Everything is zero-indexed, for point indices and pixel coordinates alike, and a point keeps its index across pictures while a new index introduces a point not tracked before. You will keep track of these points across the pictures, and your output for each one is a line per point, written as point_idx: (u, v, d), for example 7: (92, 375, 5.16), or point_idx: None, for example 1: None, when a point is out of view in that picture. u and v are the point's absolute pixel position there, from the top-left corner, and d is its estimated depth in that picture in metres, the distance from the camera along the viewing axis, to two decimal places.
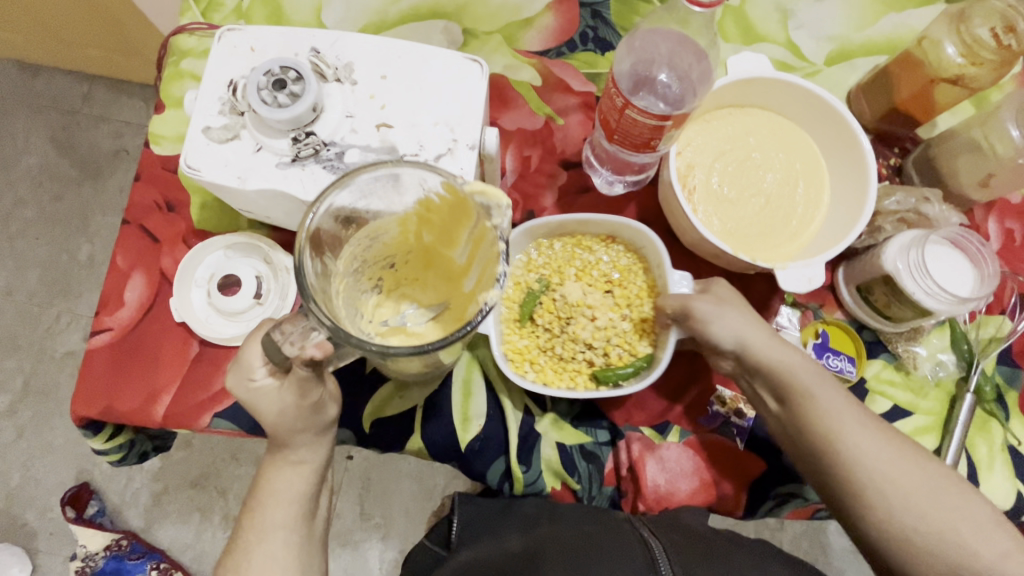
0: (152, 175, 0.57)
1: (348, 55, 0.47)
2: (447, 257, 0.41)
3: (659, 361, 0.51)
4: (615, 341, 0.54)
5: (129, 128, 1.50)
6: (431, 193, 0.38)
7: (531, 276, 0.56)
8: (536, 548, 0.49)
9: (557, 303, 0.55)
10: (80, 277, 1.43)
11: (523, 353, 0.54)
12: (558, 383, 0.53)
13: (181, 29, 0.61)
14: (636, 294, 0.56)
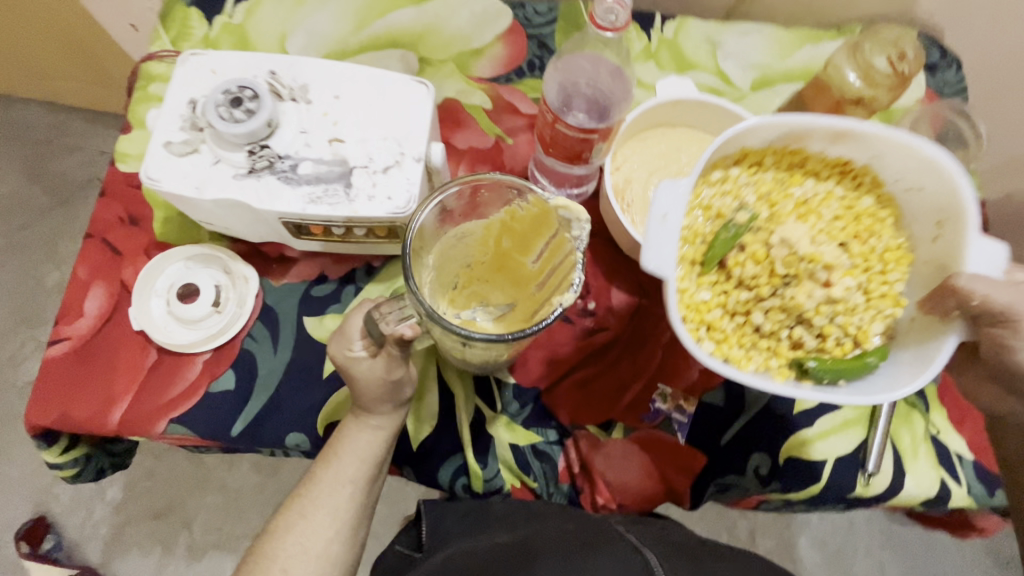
0: (116, 191, 0.59)
1: (303, 77, 0.51)
2: (519, 263, 0.50)
3: (927, 355, 0.40)
4: (854, 318, 0.44)
5: (102, 158, 1.52)
6: (518, 206, 0.48)
7: (704, 215, 0.45)
8: (526, 545, 0.46)
9: (759, 246, 0.44)
10: (47, 304, 1.42)
11: (707, 306, 0.44)
12: (743, 359, 0.44)
13: (150, 56, 0.65)
14: (888, 254, 0.45)
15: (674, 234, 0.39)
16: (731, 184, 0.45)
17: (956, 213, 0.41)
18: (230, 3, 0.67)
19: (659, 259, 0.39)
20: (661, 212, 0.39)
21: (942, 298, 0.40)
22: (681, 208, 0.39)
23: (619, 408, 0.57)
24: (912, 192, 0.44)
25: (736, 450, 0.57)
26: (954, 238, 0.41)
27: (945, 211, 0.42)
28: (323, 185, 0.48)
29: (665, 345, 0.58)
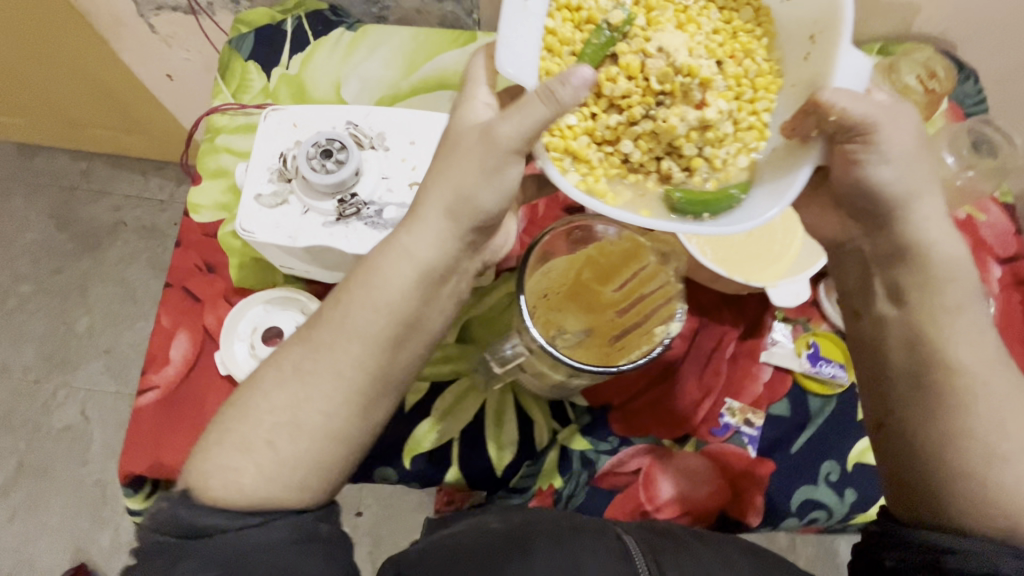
0: (192, 241, 0.62)
1: (379, 125, 0.54)
2: (596, 292, 0.53)
3: (785, 180, 0.39)
4: (714, 146, 0.43)
5: (126, 201, 1.53)
6: (608, 241, 0.53)
7: (575, 23, 0.44)
8: (520, 532, 0.46)
9: (631, 61, 0.42)
10: (77, 349, 1.42)
11: (574, 130, 0.42)
12: (604, 187, 0.42)
13: (214, 109, 0.68)
14: (757, 79, 0.44)
15: (535, 24, 0.40)
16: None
17: (831, 23, 0.39)
18: (286, 55, 0.71)
19: (514, 59, 0.39)
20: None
21: (806, 120, 0.40)
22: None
23: (689, 422, 0.59)
24: (795, 3, 0.42)
25: (806, 459, 0.59)
26: (825, 54, 0.40)
27: (818, 24, 0.40)
28: None
29: (728, 359, 0.61)
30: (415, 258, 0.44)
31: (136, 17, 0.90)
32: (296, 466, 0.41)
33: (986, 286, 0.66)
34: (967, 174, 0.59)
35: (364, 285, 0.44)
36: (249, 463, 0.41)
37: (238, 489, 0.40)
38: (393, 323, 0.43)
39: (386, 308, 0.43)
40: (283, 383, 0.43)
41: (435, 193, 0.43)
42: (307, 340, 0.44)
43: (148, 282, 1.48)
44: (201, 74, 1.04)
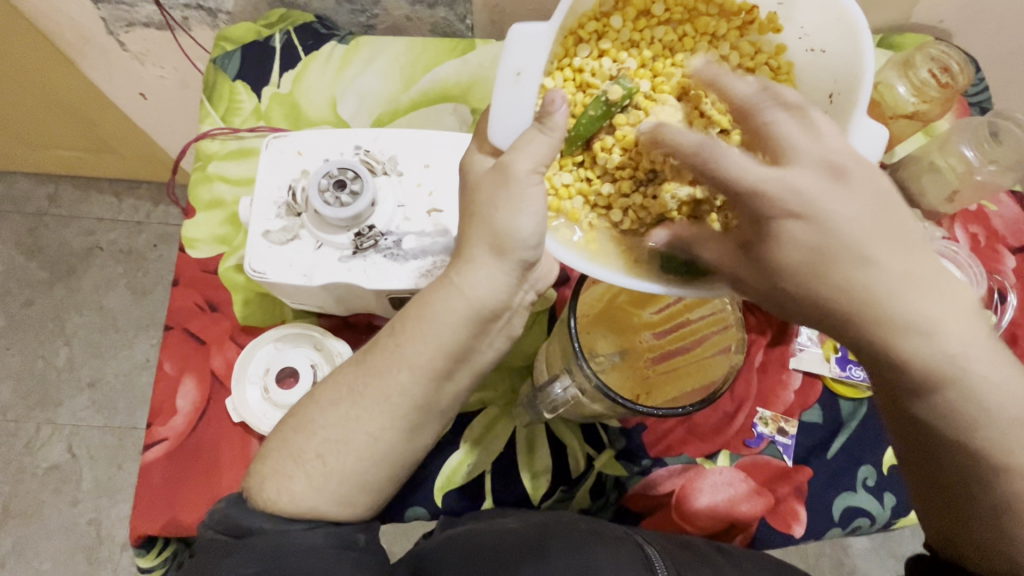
0: (191, 278, 0.58)
1: (390, 149, 0.51)
2: (632, 314, 0.52)
3: None
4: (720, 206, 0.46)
5: (100, 225, 1.45)
6: None
7: (579, 85, 0.48)
8: (537, 536, 0.46)
9: (629, 129, 0.46)
10: (59, 384, 1.35)
11: (570, 191, 0.47)
12: (602, 249, 0.45)
13: (204, 134, 0.64)
14: None
15: (530, 92, 0.42)
16: (610, 53, 0.48)
17: (851, 86, 0.42)
18: (277, 74, 0.67)
19: (507, 133, 0.42)
20: (514, 67, 0.41)
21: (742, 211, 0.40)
22: (537, 64, 0.41)
23: (723, 436, 0.57)
24: (814, 56, 0.45)
25: (843, 464, 0.58)
26: (841, 118, 0.42)
27: (838, 82, 0.43)
28: (430, 258, 0.48)
29: (758, 368, 0.60)
30: (467, 297, 0.41)
31: (105, 34, 0.84)
32: (344, 479, 0.41)
33: (1004, 278, 0.66)
34: (989, 168, 0.59)
35: (416, 318, 0.42)
36: (301, 473, 0.41)
37: (287, 493, 0.41)
38: (441, 356, 0.42)
39: (435, 341, 0.41)
40: (337, 401, 0.42)
41: (477, 232, 0.41)
42: (358, 367, 0.43)
43: (129, 309, 1.41)
44: (176, 91, 0.98)
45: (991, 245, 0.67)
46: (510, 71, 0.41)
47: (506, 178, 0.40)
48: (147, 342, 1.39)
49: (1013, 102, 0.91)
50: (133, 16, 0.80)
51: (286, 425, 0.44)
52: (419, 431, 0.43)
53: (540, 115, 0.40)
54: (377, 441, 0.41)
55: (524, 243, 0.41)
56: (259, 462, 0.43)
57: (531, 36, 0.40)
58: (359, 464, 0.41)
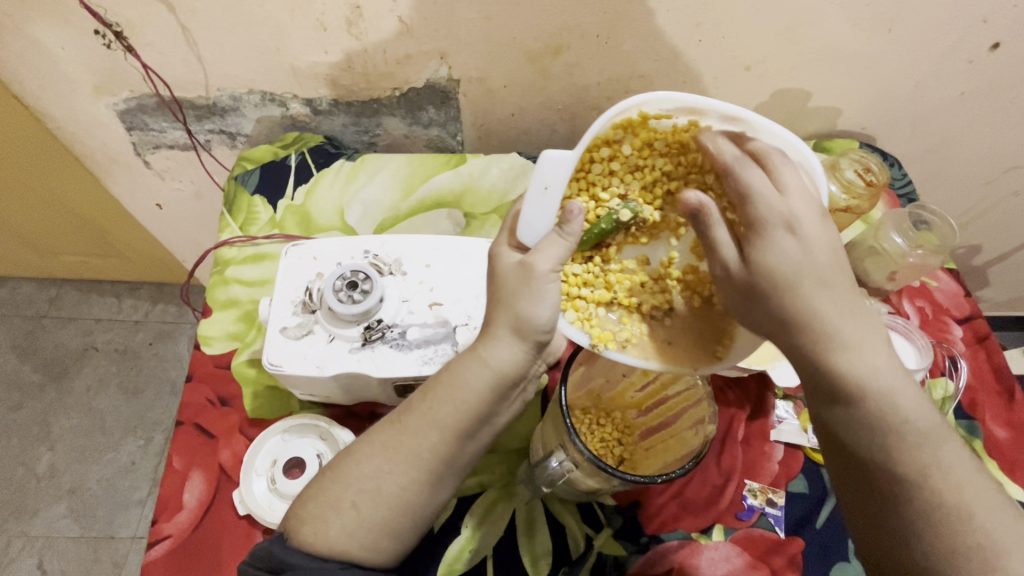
0: (203, 374, 0.62)
1: (396, 252, 0.58)
2: (624, 397, 0.58)
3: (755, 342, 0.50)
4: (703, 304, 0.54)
5: (98, 325, 1.48)
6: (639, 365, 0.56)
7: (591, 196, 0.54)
8: None
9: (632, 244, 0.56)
10: (37, 492, 1.30)
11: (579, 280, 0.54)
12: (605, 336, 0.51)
13: (223, 242, 0.71)
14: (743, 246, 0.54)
15: (554, 203, 0.46)
16: (618, 172, 0.54)
17: None
18: (291, 188, 0.76)
19: (533, 234, 0.46)
20: (544, 183, 0.45)
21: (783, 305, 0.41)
22: (562, 181, 0.45)
23: (714, 510, 0.59)
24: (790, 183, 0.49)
25: (833, 534, 0.59)
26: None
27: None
28: (432, 346, 0.53)
29: (742, 442, 0.63)
30: (492, 368, 0.45)
31: (133, 155, 0.94)
32: (376, 528, 0.44)
33: (953, 346, 0.73)
34: (917, 251, 0.68)
35: (447, 385, 0.46)
36: (339, 516, 0.44)
37: (323, 536, 0.44)
38: (469, 418, 0.46)
39: (464, 404, 0.45)
40: (371, 455, 0.46)
41: (500, 317, 0.45)
42: (396, 425, 0.46)
43: (118, 410, 1.40)
44: (191, 202, 1.07)
45: (938, 318, 0.75)
46: (539, 185, 0.45)
47: (530, 277, 0.44)
48: (134, 443, 1.36)
49: (940, 192, 1.04)
50: (160, 139, 0.91)
51: (324, 474, 0.47)
52: (441, 488, 0.47)
53: (560, 221, 0.45)
54: (404, 497, 0.45)
55: (540, 330, 0.45)
56: (298, 506, 0.46)
57: (559, 157, 0.44)
58: (389, 516, 0.44)
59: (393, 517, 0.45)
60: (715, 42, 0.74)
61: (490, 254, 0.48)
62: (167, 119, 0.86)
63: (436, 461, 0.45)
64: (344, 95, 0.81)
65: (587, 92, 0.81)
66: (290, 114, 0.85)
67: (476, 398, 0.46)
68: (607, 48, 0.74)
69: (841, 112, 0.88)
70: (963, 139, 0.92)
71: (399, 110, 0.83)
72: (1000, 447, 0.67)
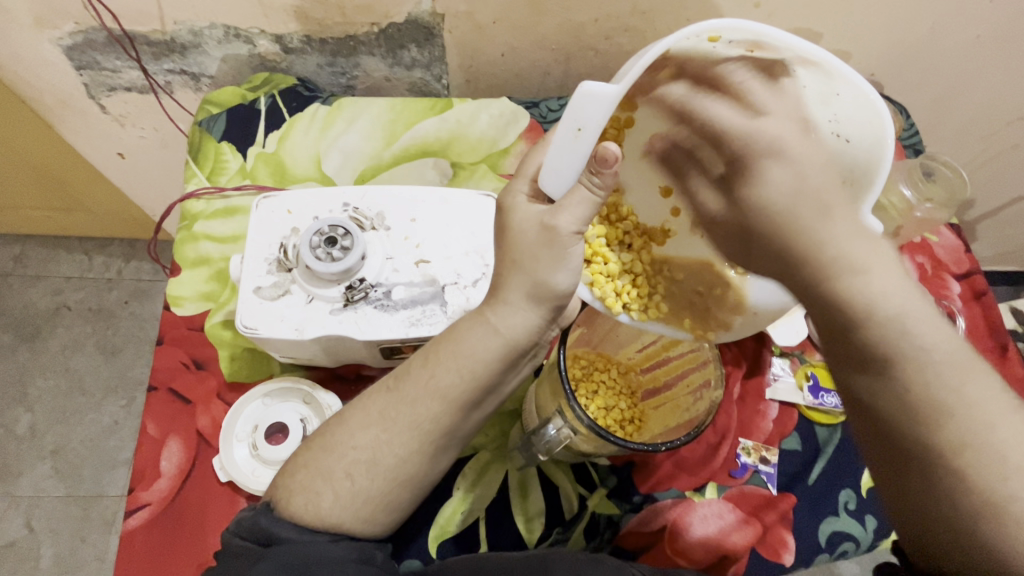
0: (175, 337, 0.58)
1: (378, 206, 0.54)
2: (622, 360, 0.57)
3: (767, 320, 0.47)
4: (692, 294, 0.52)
5: (68, 284, 1.42)
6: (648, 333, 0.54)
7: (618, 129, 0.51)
8: (544, 562, 0.47)
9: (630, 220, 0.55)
10: (18, 453, 1.28)
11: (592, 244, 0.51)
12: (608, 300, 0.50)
13: (189, 194, 0.66)
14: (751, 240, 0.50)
15: (586, 149, 0.39)
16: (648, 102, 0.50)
17: (864, 182, 0.42)
18: (262, 134, 0.70)
19: (558, 185, 0.40)
20: (577, 123, 0.38)
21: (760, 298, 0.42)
22: (599, 123, 0.38)
23: (708, 468, 0.59)
24: (840, 137, 0.44)
25: (825, 489, 0.59)
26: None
27: (852, 173, 0.43)
28: (420, 307, 0.50)
29: (737, 400, 0.62)
30: (495, 333, 0.43)
31: (86, 99, 0.86)
32: (368, 501, 0.42)
33: (952, 303, 0.72)
34: (926, 205, 0.66)
35: (452, 355, 0.43)
36: (328, 490, 0.42)
37: (314, 507, 0.42)
38: (469, 384, 0.43)
39: (468, 372, 0.43)
40: (366, 425, 0.43)
41: (512, 279, 0.42)
42: (394, 394, 0.44)
43: (97, 370, 1.36)
44: (156, 152, 1.00)
45: (937, 274, 0.73)
46: (570, 126, 0.38)
47: (538, 236, 0.41)
48: (115, 403, 1.33)
49: (944, 142, 1.00)
50: (116, 80, 0.83)
51: (313, 443, 0.45)
52: (439, 455, 0.45)
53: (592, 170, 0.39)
54: (401, 467, 0.43)
55: (558, 296, 0.42)
56: (288, 474, 0.44)
57: (599, 93, 0.36)
58: (384, 486, 0.43)
59: (389, 487, 0.43)
60: None
61: (501, 201, 0.43)
62: (121, 58, 0.78)
63: (432, 428, 0.43)
64: (316, 30, 0.73)
65: (584, 30, 0.75)
66: (258, 52, 0.77)
67: (478, 368, 0.43)
68: None
69: (850, 58, 0.83)
70: (973, 87, 0.88)
71: (378, 49, 0.76)
72: None
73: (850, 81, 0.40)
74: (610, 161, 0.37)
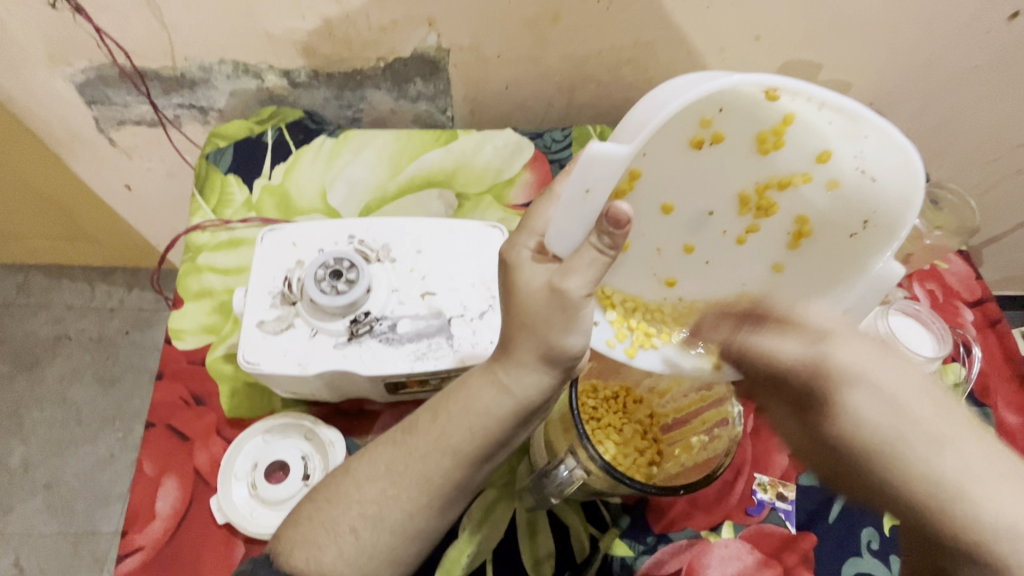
0: (176, 371, 0.57)
1: (384, 237, 0.54)
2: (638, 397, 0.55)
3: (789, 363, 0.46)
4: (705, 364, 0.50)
5: (69, 313, 1.41)
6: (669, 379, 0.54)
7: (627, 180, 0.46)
8: None
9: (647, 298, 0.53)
10: (11, 488, 1.25)
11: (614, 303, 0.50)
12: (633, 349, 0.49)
13: (194, 226, 0.65)
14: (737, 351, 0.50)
15: (595, 211, 0.38)
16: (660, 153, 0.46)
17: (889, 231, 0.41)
18: (268, 167, 0.70)
19: (566, 246, 0.40)
20: (586, 186, 0.37)
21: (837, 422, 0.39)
22: (608, 185, 0.38)
23: (724, 507, 0.57)
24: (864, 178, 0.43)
25: (847, 529, 0.57)
26: (865, 254, 0.44)
27: (878, 216, 0.42)
28: (426, 340, 0.49)
29: (752, 435, 0.60)
30: (505, 374, 0.42)
31: (95, 132, 0.87)
32: (373, 557, 0.40)
33: (966, 331, 0.70)
34: (935, 232, 0.66)
35: (462, 401, 0.42)
36: (333, 543, 0.40)
37: (315, 561, 0.40)
38: (478, 427, 0.42)
39: (472, 416, 0.42)
40: (375, 475, 0.42)
41: (515, 318, 0.41)
42: (404, 445, 0.42)
43: (94, 401, 1.34)
44: (162, 182, 1.00)
45: (950, 301, 0.72)
46: (579, 187, 0.38)
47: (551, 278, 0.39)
48: (112, 436, 1.31)
49: (946, 170, 1.01)
50: (124, 114, 0.84)
51: (318, 492, 0.43)
52: (449, 508, 0.43)
53: (601, 231, 0.37)
54: (410, 520, 0.41)
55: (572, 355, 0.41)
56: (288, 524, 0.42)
57: (608, 154, 0.36)
58: (390, 541, 0.41)
59: (395, 537, 0.41)
60: (726, 9, 0.69)
61: (506, 255, 0.42)
62: (131, 93, 0.79)
63: (439, 474, 0.41)
64: (323, 65, 0.75)
65: (587, 62, 0.76)
66: (266, 86, 0.78)
67: (491, 417, 0.42)
68: (609, 13, 0.69)
69: (851, 87, 0.84)
70: (974, 115, 0.89)
71: (384, 82, 0.77)
72: (1012, 434, 0.65)
73: (885, 130, 0.38)
74: (622, 222, 0.36)
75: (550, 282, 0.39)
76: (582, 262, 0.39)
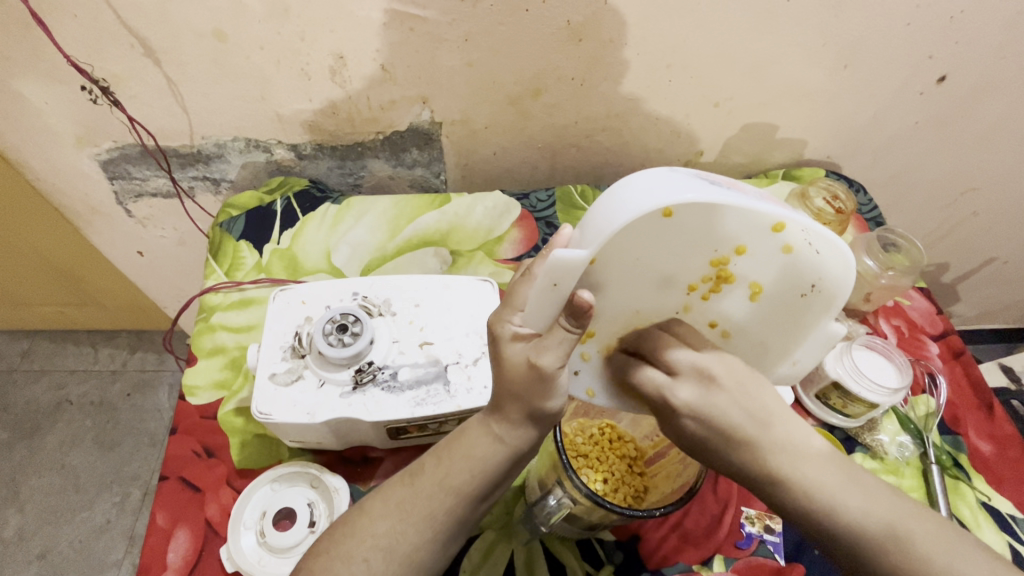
0: (188, 426, 0.61)
1: (385, 293, 0.59)
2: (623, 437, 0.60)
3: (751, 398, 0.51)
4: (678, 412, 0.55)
5: (72, 377, 1.44)
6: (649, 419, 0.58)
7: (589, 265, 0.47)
8: None
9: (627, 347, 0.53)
10: (4, 559, 1.23)
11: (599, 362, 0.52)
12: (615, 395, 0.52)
13: (208, 288, 0.71)
14: None
15: (562, 298, 0.42)
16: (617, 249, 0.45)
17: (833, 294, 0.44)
18: (277, 232, 0.76)
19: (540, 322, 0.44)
20: (552, 281, 0.41)
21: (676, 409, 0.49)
22: (572, 280, 0.41)
23: (713, 540, 0.59)
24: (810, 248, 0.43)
25: (832, 559, 0.59)
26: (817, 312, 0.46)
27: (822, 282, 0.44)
28: (424, 386, 0.53)
29: None
30: (499, 416, 0.46)
31: (115, 205, 0.94)
32: None
33: (931, 362, 0.75)
34: (889, 273, 0.72)
35: (462, 442, 0.46)
36: None
37: None
38: (476, 466, 0.45)
39: (471, 455, 0.46)
40: (383, 514, 0.45)
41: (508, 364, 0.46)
42: (406, 487, 0.46)
43: (93, 466, 1.34)
44: (173, 249, 1.06)
45: (914, 335, 0.77)
46: (547, 281, 0.41)
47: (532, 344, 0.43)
48: (109, 500, 1.30)
49: (905, 215, 1.09)
50: (143, 187, 0.91)
51: (329, 536, 0.46)
52: (450, 546, 0.46)
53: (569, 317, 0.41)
54: (416, 557, 0.44)
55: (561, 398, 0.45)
56: (302, 566, 0.45)
57: (570, 257, 0.40)
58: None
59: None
60: (686, 82, 0.78)
61: (493, 328, 0.46)
62: (151, 169, 0.87)
63: (441, 511, 0.45)
64: (327, 140, 0.83)
65: (566, 130, 0.84)
66: (275, 159, 0.86)
67: (487, 455, 0.46)
68: (582, 89, 0.78)
69: (806, 144, 0.92)
70: (922, 165, 0.98)
71: (383, 153, 0.85)
72: (985, 461, 0.68)
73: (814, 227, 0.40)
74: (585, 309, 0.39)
75: (529, 358, 0.44)
76: (555, 340, 0.42)
